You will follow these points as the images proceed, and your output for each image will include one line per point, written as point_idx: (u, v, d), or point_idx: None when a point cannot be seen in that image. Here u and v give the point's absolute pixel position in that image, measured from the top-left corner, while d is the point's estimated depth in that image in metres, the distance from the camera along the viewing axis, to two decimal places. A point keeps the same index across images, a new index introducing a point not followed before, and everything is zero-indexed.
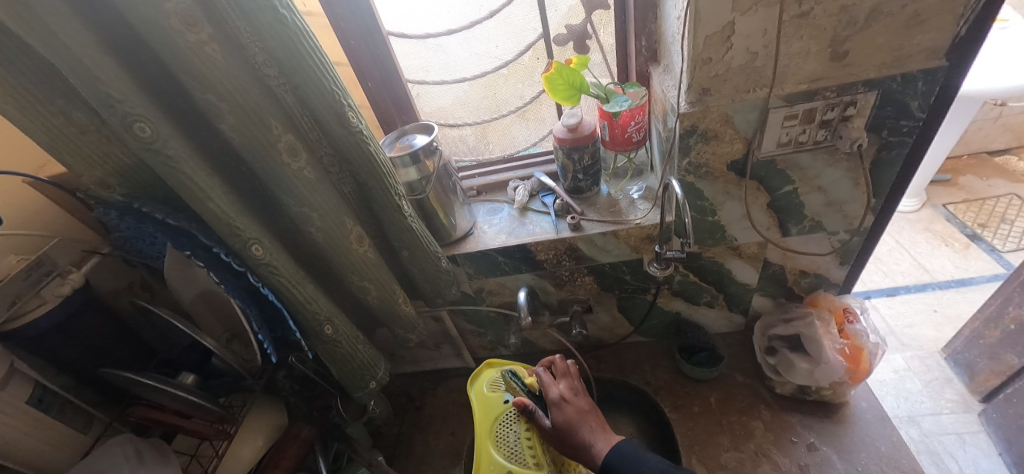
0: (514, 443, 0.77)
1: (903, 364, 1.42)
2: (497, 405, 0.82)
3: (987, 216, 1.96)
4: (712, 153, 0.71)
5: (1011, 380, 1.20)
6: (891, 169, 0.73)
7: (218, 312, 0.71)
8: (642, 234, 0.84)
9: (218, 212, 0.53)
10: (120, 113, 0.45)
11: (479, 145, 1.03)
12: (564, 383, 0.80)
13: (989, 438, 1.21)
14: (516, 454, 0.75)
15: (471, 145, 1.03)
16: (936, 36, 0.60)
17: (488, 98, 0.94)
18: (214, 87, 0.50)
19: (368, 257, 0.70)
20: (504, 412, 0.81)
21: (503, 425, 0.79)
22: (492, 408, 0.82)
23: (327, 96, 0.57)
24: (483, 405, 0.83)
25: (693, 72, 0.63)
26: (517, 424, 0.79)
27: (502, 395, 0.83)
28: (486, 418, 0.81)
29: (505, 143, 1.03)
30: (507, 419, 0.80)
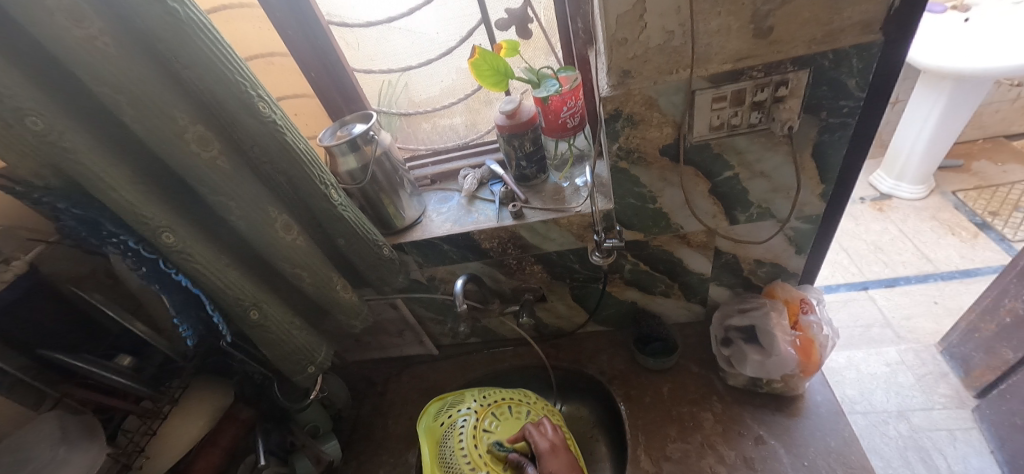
0: (450, 456, 0.82)
1: (896, 357, 1.36)
2: (441, 427, 0.87)
3: (999, 204, 1.85)
4: (642, 137, 0.69)
5: (1006, 376, 1.13)
6: (836, 153, 0.70)
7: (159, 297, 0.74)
8: (584, 222, 0.83)
9: (123, 201, 0.54)
10: (10, 107, 0.47)
11: (470, 134, 1.01)
12: (555, 433, 0.81)
13: (981, 436, 1.15)
14: (451, 465, 0.81)
15: (462, 134, 1.02)
16: (867, 8, 0.57)
17: (436, 85, 0.94)
18: (108, 80, 0.51)
19: (298, 245, 0.71)
20: (445, 431, 0.86)
21: (445, 441, 0.85)
22: (438, 431, 0.87)
23: (234, 87, 0.58)
24: (429, 435, 0.87)
25: (610, 53, 0.61)
26: (456, 437, 0.84)
27: (448, 414, 0.89)
28: (433, 443, 0.86)
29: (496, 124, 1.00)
30: (450, 436, 0.85)
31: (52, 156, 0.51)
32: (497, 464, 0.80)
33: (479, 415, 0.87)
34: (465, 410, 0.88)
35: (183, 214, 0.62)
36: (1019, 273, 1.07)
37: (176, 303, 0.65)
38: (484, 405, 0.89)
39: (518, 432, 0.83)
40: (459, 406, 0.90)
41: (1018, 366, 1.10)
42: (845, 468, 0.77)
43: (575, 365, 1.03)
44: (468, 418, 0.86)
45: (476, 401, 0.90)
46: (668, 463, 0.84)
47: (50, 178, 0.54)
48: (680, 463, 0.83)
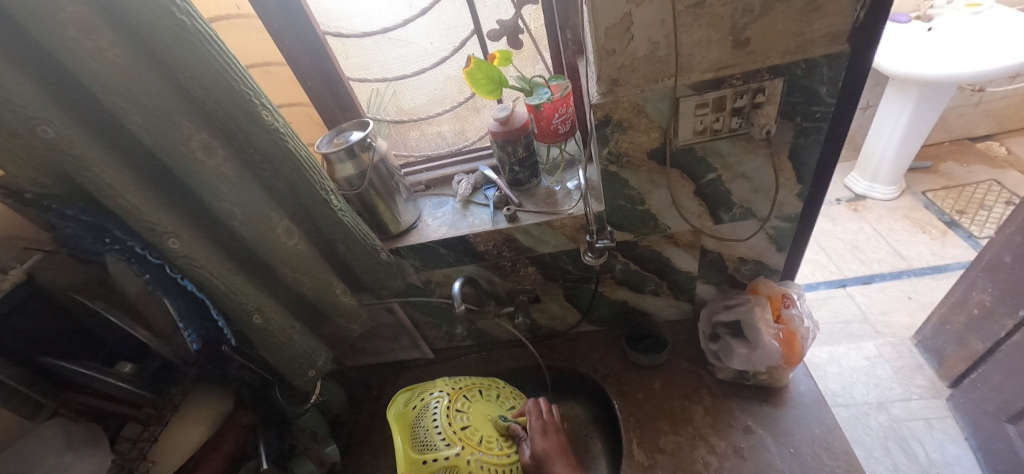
0: (426, 435, 0.84)
1: (874, 351, 1.41)
2: (413, 410, 0.88)
3: (966, 203, 1.94)
4: (630, 142, 0.73)
5: (976, 366, 1.20)
6: (810, 155, 0.74)
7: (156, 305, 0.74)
8: (576, 224, 0.86)
9: (131, 207, 0.55)
10: (22, 116, 0.48)
11: (458, 139, 1.04)
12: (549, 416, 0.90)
13: (956, 424, 1.21)
14: (427, 444, 0.82)
15: (450, 139, 1.04)
16: (835, 21, 0.61)
17: (421, 95, 0.96)
18: (117, 89, 0.52)
19: (299, 250, 0.73)
20: (417, 414, 0.88)
21: (417, 425, 0.86)
22: (410, 415, 0.88)
23: (238, 96, 0.59)
24: (398, 421, 0.88)
25: (600, 63, 0.65)
26: (429, 419, 0.86)
27: (418, 399, 0.90)
28: (404, 428, 0.87)
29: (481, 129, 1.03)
30: (423, 418, 0.86)
31: (60, 163, 0.52)
32: (473, 435, 0.84)
33: (451, 396, 0.89)
34: (436, 393, 0.90)
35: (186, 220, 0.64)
36: (984, 268, 1.13)
37: (181, 309, 0.67)
38: (456, 388, 0.92)
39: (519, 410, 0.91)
40: (430, 391, 0.91)
41: (988, 355, 1.16)
42: (829, 454, 0.81)
43: (569, 364, 1.06)
44: (440, 400, 0.88)
45: (448, 385, 0.93)
46: (661, 455, 0.87)
47: (52, 186, 0.55)
48: (673, 455, 0.86)
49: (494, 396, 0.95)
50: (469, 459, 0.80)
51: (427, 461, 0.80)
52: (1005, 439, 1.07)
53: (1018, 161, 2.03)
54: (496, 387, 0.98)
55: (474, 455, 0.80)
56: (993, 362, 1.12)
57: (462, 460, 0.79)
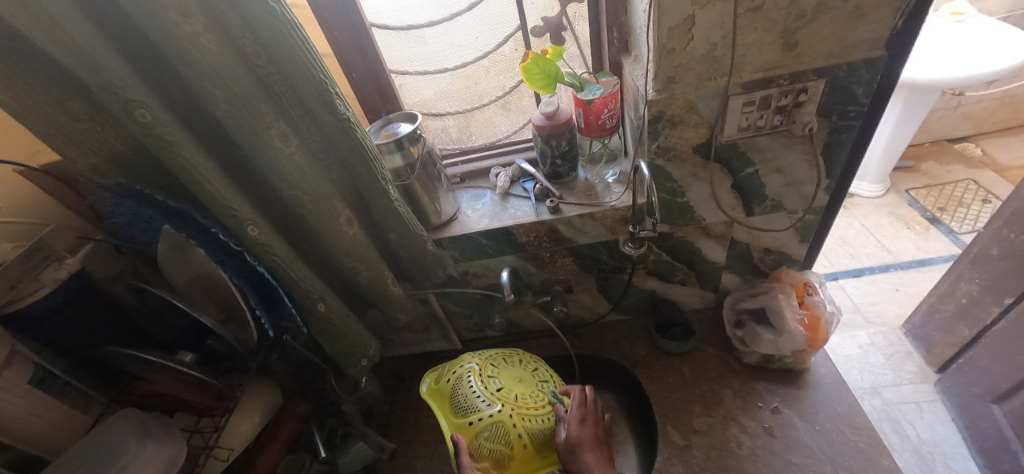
0: (466, 400, 0.85)
1: (867, 339, 1.50)
2: (448, 383, 0.89)
3: (946, 201, 2.06)
4: (678, 137, 0.77)
5: (962, 351, 1.28)
6: (841, 151, 0.79)
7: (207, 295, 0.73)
8: (617, 216, 0.90)
9: (216, 194, 0.56)
10: (122, 99, 0.48)
11: (461, 135, 1.07)
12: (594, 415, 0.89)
13: (944, 406, 1.30)
14: (468, 407, 0.84)
15: (454, 135, 1.07)
16: (876, 28, 0.66)
17: (431, 89, 0.98)
18: (208, 75, 0.52)
19: (358, 239, 0.74)
20: (453, 385, 0.89)
21: (454, 395, 0.87)
22: (446, 388, 0.89)
23: (316, 84, 0.60)
24: (435, 398, 0.90)
25: (659, 61, 0.68)
26: (466, 386, 0.87)
27: (449, 374, 0.91)
28: (442, 401, 0.88)
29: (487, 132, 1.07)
30: (458, 386, 0.87)
31: (150, 146, 0.52)
32: (509, 393, 0.86)
33: (482, 365, 0.90)
34: (469, 364, 0.91)
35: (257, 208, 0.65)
36: (972, 259, 1.18)
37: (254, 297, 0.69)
38: (483, 358, 0.93)
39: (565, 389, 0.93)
40: (461, 363, 0.92)
41: (973, 341, 1.23)
42: (852, 430, 0.88)
43: (599, 353, 1.09)
44: (472, 370, 0.89)
45: (477, 356, 0.94)
46: (696, 436, 0.92)
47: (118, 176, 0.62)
48: (707, 436, 0.91)
49: (517, 361, 0.96)
50: (512, 414, 0.83)
51: (474, 421, 0.82)
52: (990, 418, 1.15)
53: (992, 162, 2.16)
54: (517, 354, 0.99)
55: (516, 410, 0.84)
56: (980, 348, 1.19)
57: (506, 415, 0.83)
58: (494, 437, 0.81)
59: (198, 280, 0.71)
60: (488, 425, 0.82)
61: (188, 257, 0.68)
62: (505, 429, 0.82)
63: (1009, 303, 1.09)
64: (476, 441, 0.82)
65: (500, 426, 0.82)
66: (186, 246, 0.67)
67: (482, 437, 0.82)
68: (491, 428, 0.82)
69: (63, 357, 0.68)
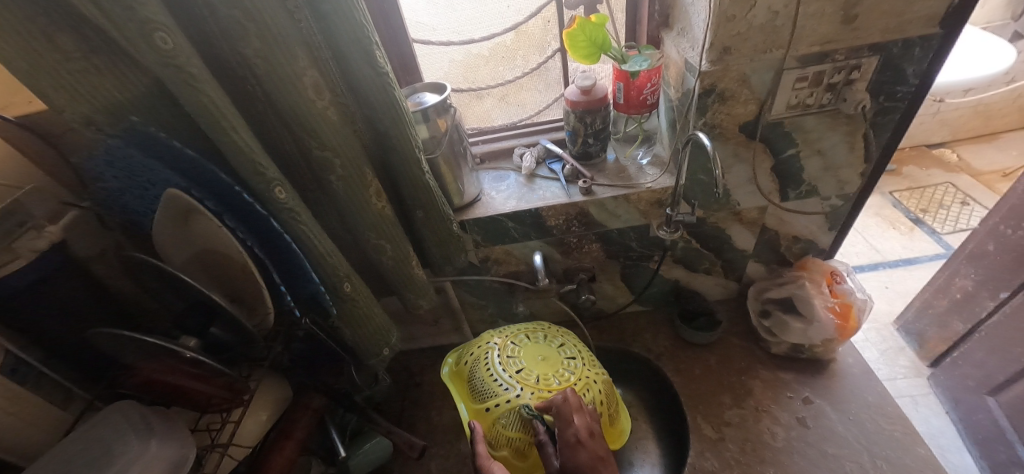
0: (483, 384, 0.77)
1: (860, 335, 1.42)
2: (466, 364, 0.82)
3: (927, 203, 1.96)
4: (727, 113, 0.74)
5: (956, 345, 1.21)
6: (884, 134, 0.78)
7: (202, 275, 0.65)
8: (652, 198, 0.86)
9: (243, 145, 0.49)
10: (140, 18, 0.40)
11: (478, 114, 1.01)
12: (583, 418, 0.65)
13: (938, 398, 1.23)
14: (486, 391, 0.76)
15: (469, 114, 1.01)
16: (935, 4, 0.64)
17: (452, 62, 0.92)
18: (242, 4, 0.45)
19: (387, 214, 0.67)
20: (472, 368, 0.81)
21: (472, 378, 0.80)
22: (464, 371, 0.82)
23: (358, 30, 0.53)
24: (454, 383, 0.83)
25: (716, 29, 0.65)
26: (482, 369, 0.79)
27: (468, 355, 0.84)
28: (462, 386, 0.81)
29: (508, 111, 1.02)
30: (477, 368, 0.80)
31: (169, 83, 0.44)
32: (529, 375, 0.76)
33: (502, 344, 0.82)
34: (489, 343, 0.83)
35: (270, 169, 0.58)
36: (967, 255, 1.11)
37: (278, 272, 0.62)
38: (505, 336, 0.84)
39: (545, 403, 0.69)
40: (481, 343, 0.84)
41: (966, 336, 1.17)
42: (885, 419, 0.87)
43: (621, 344, 1.06)
44: (489, 351, 0.81)
45: (500, 333, 0.85)
46: (728, 428, 0.89)
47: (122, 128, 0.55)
48: (739, 428, 0.88)
49: (542, 337, 0.85)
50: (530, 398, 0.73)
51: (491, 407, 0.74)
52: (985, 409, 1.09)
53: (967, 166, 2.10)
54: (542, 329, 0.88)
55: (534, 394, 0.73)
56: (975, 342, 1.12)
57: (524, 401, 0.73)
58: (512, 425, 0.72)
59: (198, 257, 0.63)
60: (506, 411, 0.73)
61: (197, 225, 0.60)
62: (523, 416, 0.72)
63: (1005, 297, 1.02)
64: (494, 429, 0.74)
65: (517, 413, 0.72)
66: (187, 216, 0.60)
67: (500, 425, 0.73)
68: (510, 415, 0.73)
69: (36, 343, 0.58)
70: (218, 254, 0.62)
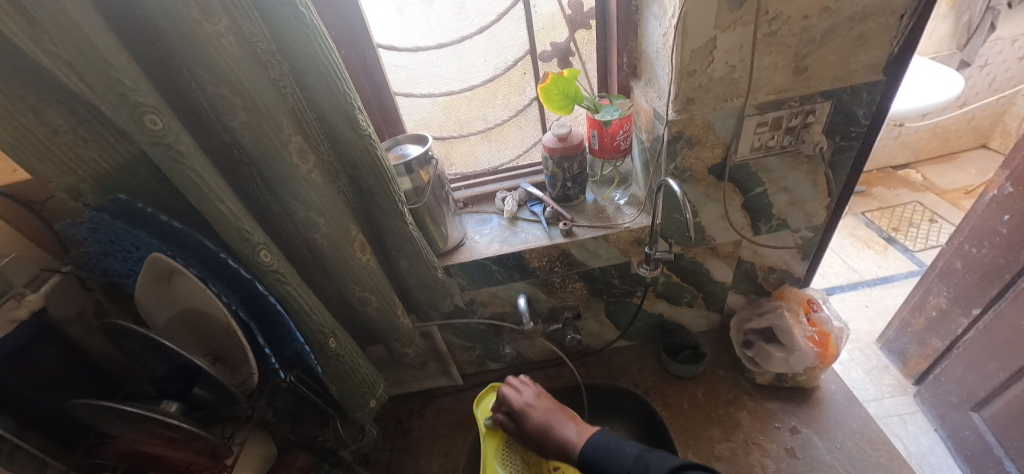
0: (519, 467, 0.83)
1: (845, 355, 1.44)
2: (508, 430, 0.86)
3: (898, 221, 2.02)
4: (695, 158, 0.78)
5: (938, 362, 1.22)
6: (843, 170, 0.83)
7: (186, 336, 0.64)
8: (631, 237, 0.89)
9: (228, 213, 0.50)
10: (131, 102, 0.42)
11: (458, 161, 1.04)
12: (526, 389, 0.80)
13: (926, 416, 1.24)
14: None
15: (452, 160, 1.04)
16: (876, 54, 0.70)
17: (434, 110, 0.95)
18: (228, 81, 0.47)
19: (371, 267, 0.68)
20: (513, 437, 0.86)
21: (508, 449, 0.85)
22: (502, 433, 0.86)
23: (339, 96, 0.56)
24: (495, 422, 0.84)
25: (679, 83, 0.69)
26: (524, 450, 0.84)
27: None
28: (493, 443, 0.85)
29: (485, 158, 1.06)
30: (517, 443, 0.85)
31: (158, 159, 0.45)
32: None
33: None
34: None
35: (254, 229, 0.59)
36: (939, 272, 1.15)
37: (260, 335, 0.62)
38: None
39: (499, 399, 0.83)
40: None
41: (946, 353, 1.19)
42: (870, 445, 0.89)
43: (609, 381, 1.06)
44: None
45: None
46: (719, 462, 0.90)
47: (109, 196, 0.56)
48: (729, 461, 0.90)
49: None
50: None
51: None
52: (971, 426, 1.10)
53: (932, 185, 2.19)
54: None
55: None
56: (953, 359, 1.15)
57: None
58: None
59: (183, 317, 0.63)
60: None
61: (179, 287, 0.60)
62: None
63: (977, 313, 1.06)
64: None
65: None
66: (171, 277, 0.60)
67: None
68: None
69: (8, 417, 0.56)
70: (205, 317, 0.63)
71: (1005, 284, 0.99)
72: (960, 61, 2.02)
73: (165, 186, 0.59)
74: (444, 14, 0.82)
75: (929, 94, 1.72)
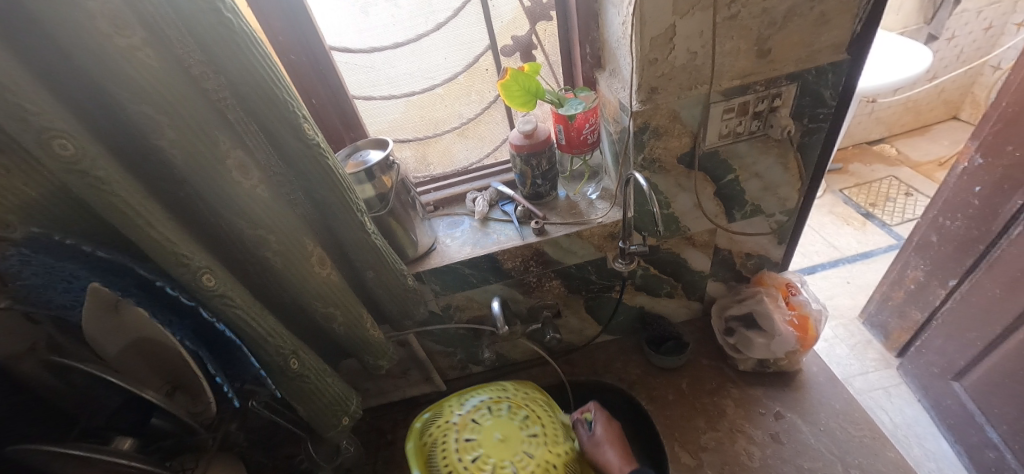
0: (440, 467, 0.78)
1: (829, 333, 1.45)
2: (430, 438, 0.83)
3: (876, 196, 2.04)
4: (663, 148, 0.76)
5: (918, 334, 1.23)
6: (813, 152, 0.82)
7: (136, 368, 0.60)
8: (604, 232, 0.87)
9: (162, 239, 0.47)
10: (35, 128, 0.39)
11: (427, 163, 1.01)
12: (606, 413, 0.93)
13: (909, 388, 1.25)
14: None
15: (421, 164, 1.01)
16: (839, 33, 0.69)
17: (396, 112, 0.92)
18: (147, 97, 0.44)
19: (332, 281, 0.65)
20: (434, 443, 0.82)
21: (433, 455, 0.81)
22: (427, 444, 0.83)
23: (280, 106, 0.53)
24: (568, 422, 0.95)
25: (641, 73, 0.67)
26: (441, 451, 0.80)
27: (433, 426, 0.85)
28: (422, 454, 0.83)
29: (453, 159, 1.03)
30: (437, 447, 0.81)
31: (76, 186, 0.42)
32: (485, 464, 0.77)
33: (460, 426, 0.82)
34: (449, 421, 0.84)
35: (201, 250, 0.56)
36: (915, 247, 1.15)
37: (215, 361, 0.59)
38: (462, 415, 0.84)
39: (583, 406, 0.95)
40: (442, 418, 0.85)
41: (927, 325, 1.20)
42: (853, 426, 0.90)
43: (594, 377, 1.05)
44: (445, 430, 0.83)
45: (456, 411, 0.85)
46: (705, 453, 0.89)
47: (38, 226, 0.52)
48: (715, 451, 0.89)
49: (505, 410, 0.85)
50: None
51: None
52: (952, 395, 1.11)
53: (907, 159, 2.21)
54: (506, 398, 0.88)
55: None
56: (933, 330, 1.16)
57: None
58: None
59: (133, 348, 0.59)
60: None
61: (128, 317, 0.56)
62: None
63: (954, 284, 1.06)
64: None
65: None
66: (118, 305, 0.55)
67: None
68: None
69: None
70: (157, 346, 0.59)
71: (979, 255, 0.99)
72: (927, 35, 2.04)
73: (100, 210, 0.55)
74: (398, 12, 0.79)
75: (899, 69, 1.73)
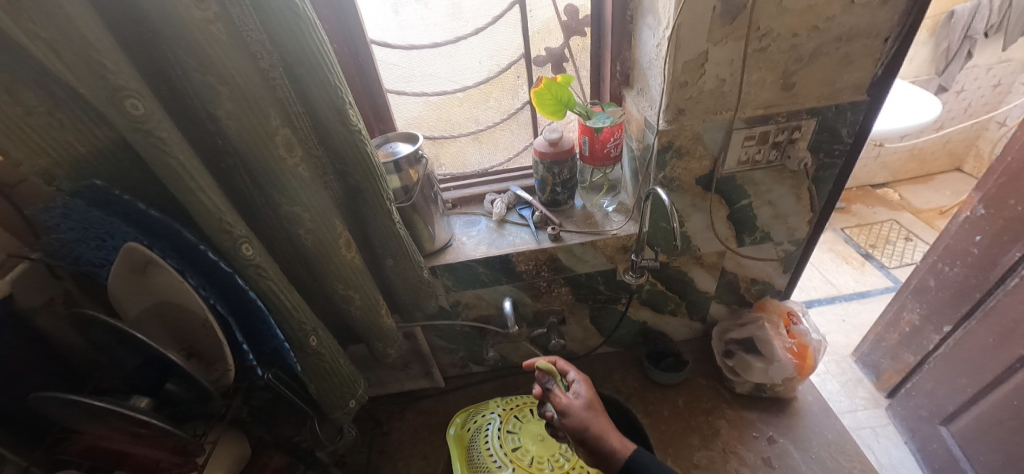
0: (480, 455, 0.89)
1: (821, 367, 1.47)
2: (471, 431, 0.94)
3: (876, 238, 2.08)
4: (683, 168, 0.79)
5: (909, 376, 1.25)
6: (825, 186, 0.85)
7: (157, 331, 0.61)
8: (617, 244, 0.89)
9: (210, 205, 0.49)
10: (111, 86, 0.41)
11: (449, 162, 1.04)
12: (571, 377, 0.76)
13: (897, 429, 1.27)
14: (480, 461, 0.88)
15: (444, 162, 1.04)
16: (861, 75, 0.72)
17: (426, 109, 0.94)
18: (213, 69, 0.46)
19: (356, 264, 0.66)
20: (473, 436, 0.93)
21: (473, 444, 0.92)
22: (467, 436, 0.94)
23: (330, 90, 0.55)
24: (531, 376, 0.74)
25: (670, 94, 0.70)
26: (482, 441, 0.91)
27: (478, 419, 0.96)
28: (462, 445, 0.93)
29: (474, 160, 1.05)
30: (477, 439, 0.92)
31: (139, 146, 0.44)
32: (523, 454, 0.88)
33: (502, 420, 0.93)
34: (492, 415, 0.95)
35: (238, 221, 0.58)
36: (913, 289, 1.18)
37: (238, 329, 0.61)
38: (507, 410, 0.95)
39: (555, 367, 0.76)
40: (486, 412, 0.96)
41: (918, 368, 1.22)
42: (844, 457, 0.91)
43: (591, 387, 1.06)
44: (488, 422, 0.94)
45: (502, 406, 0.97)
46: (697, 470, 0.90)
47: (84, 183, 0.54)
48: (707, 470, 0.90)
49: None
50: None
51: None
52: (939, 439, 1.13)
53: (908, 205, 2.26)
54: None
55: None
56: (925, 373, 1.18)
57: None
58: None
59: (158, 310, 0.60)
60: None
61: (157, 279, 0.58)
62: None
63: (948, 330, 1.09)
64: None
65: None
66: (148, 268, 0.57)
67: None
68: None
69: None
70: (180, 311, 0.60)
71: (975, 302, 1.01)
72: (937, 87, 2.09)
73: (144, 175, 0.57)
74: (441, 14, 0.82)
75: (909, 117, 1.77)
